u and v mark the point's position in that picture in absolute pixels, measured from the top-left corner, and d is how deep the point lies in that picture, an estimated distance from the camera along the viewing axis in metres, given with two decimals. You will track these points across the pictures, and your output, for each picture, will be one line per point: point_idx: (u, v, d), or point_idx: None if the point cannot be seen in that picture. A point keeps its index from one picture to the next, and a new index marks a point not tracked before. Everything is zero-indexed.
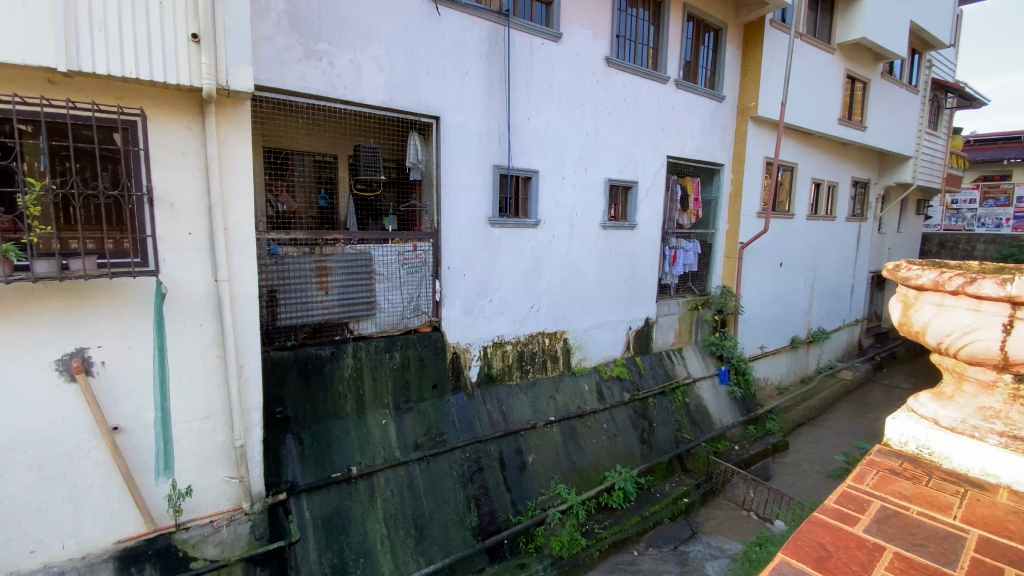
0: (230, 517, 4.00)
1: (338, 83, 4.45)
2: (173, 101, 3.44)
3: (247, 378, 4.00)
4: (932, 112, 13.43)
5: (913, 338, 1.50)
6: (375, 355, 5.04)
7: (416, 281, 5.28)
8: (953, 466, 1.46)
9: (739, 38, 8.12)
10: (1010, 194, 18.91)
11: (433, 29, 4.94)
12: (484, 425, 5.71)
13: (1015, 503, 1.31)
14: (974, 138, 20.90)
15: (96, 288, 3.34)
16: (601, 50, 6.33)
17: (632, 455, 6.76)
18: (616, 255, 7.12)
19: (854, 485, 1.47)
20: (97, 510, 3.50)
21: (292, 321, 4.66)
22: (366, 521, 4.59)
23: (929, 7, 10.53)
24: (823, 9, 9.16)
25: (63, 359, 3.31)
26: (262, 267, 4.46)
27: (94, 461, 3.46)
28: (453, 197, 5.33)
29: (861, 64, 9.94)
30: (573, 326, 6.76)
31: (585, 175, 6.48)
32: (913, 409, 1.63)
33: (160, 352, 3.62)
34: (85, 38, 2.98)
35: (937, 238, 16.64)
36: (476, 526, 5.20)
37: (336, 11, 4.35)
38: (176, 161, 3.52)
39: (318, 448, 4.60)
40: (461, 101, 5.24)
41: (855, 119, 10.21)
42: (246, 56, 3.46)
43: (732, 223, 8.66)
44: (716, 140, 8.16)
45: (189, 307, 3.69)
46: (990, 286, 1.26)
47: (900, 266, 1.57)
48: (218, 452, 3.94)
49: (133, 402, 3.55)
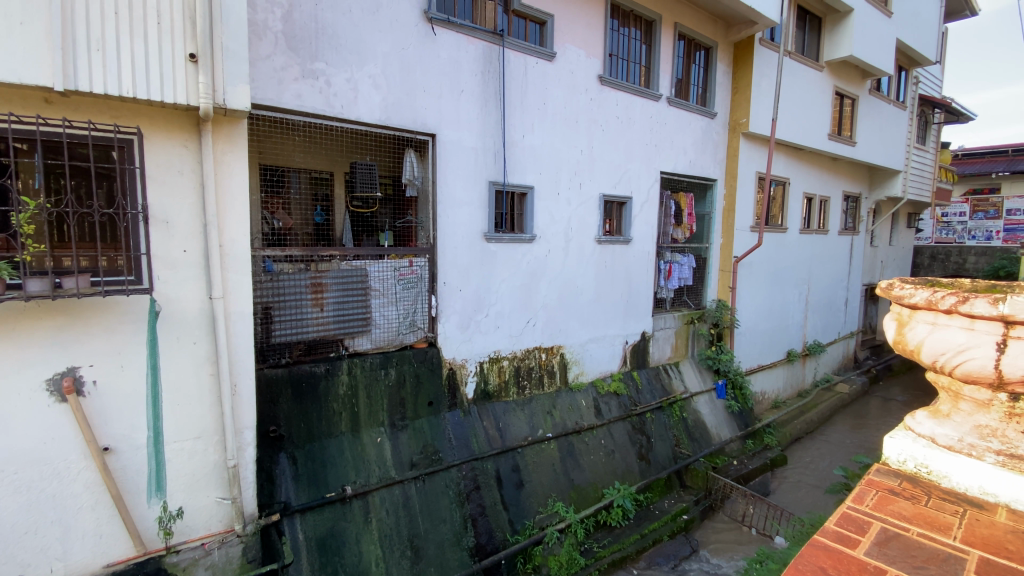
0: (222, 539, 3.92)
1: (335, 101, 4.50)
2: (171, 119, 3.46)
3: (241, 398, 3.96)
4: (921, 127, 13.69)
5: (909, 356, 1.51)
6: (370, 372, 5.00)
7: (411, 296, 5.27)
8: (951, 485, 1.45)
9: (729, 57, 8.29)
10: (1000, 207, 19.15)
11: (429, 49, 5.01)
12: (480, 443, 5.65)
13: (1014, 522, 1.30)
14: (962, 152, 21.18)
15: (90, 307, 3.32)
16: (594, 68, 6.44)
17: (631, 471, 6.69)
18: (612, 269, 7.13)
19: (854, 506, 1.46)
20: (85, 533, 3.42)
21: (286, 338, 4.63)
22: (360, 542, 4.50)
23: (913, 27, 10.80)
24: (811, 27, 9.36)
25: (54, 379, 3.27)
26: (257, 284, 4.43)
27: (84, 483, 3.40)
28: (448, 213, 5.35)
29: (849, 81, 10.13)
30: (569, 340, 6.74)
31: (580, 190, 6.53)
32: (910, 428, 1.62)
33: (154, 371, 3.59)
34: (82, 58, 3.00)
35: (929, 251, 16.87)
36: (473, 545, 5.11)
37: (332, 30, 4.41)
38: (173, 178, 3.53)
39: (312, 467, 4.52)
40: (457, 118, 5.29)
41: (845, 134, 10.38)
42: (244, 76, 3.51)
43: (726, 237, 8.74)
44: (708, 156, 8.26)
45: (183, 326, 3.66)
46: (983, 305, 1.27)
47: (894, 285, 1.59)
48: (210, 473, 3.87)
49: (125, 422, 3.50)
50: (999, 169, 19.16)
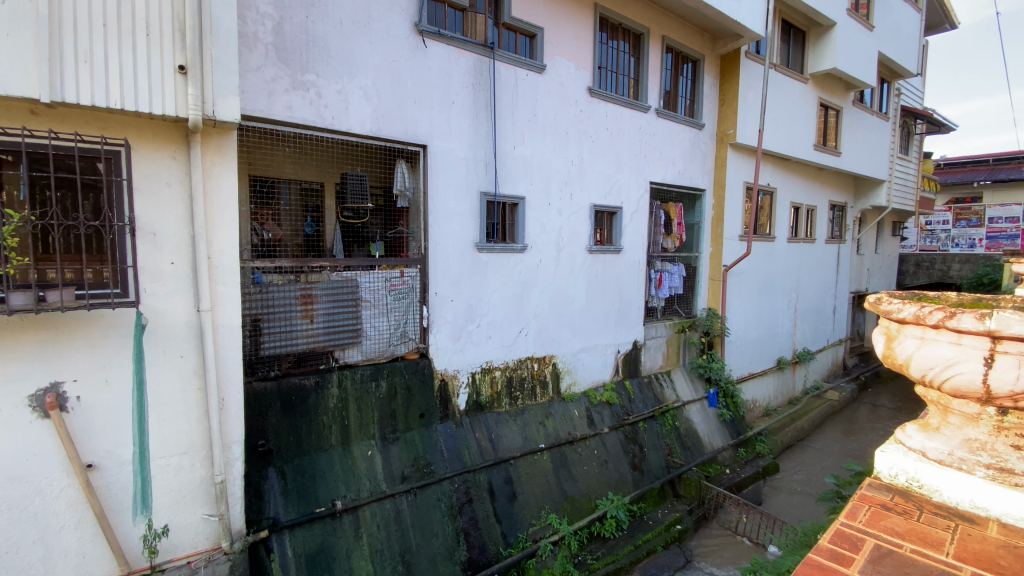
0: (209, 557, 3.83)
1: (326, 113, 4.49)
2: (159, 131, 3.43)
3: (229, 411, 3.89)
4: (904, 137, 13.97)
5: (899, 370, 1.52)
6: (361, 384, 4.94)
7: (403, 307, 5.24)
8: (942, 499, 1.46)
9: (715, 69, 8.43)
10: (982, 215, 19.57)
11: (420, 62, 5.03)
12: (473, 454, 5.60)
13: (1005, 537, 1.31)
14: (945, 162, 21.65)
15: (75, 321, 3.26)
16: (584, 80, 6.51)
17: (624, 482, 6.66)
18: (603, 278, 7.17)
19: (847, 522, 1.46)
20: (68, 552, 3.33)
21: (276, 351, 4.56)
22: (350, 557, 4.42)
23: (894, 40, 11.05)
24: (796, 40, 9.55)
25: (37, 395, 3.20)
26: (246, 295, 4.38)
27: (67, 501, 3.32)
28: (439, 224, 5.34)
29: (832, 93, 10.34)
30: (561, 349, 6.74)
31: (571, 201, 6.56)
32: (900, 441, 1.63)
33: (140, 385, 3.53)
34: (69, 71, 2.96)
35: (914, 259, 17.20)
36: (466, 559, 5.05)
37: (323, 43, 4.42)
38: (161, 190, 3.49)
39: (302, 482, 4.44)
40: (448, 130, 5.31)
41: (830, 145, 10.57)
42: (234, 88, 3.50)
43: (715, 246, 8.82)
44: (697, 166, 8.35)
45: (170, 339, 3.61)
46: (969, 320, 1.28)
47: (881, 299, 1.60)
48: (197, 488, 3.80)
49: (110, 437, 3.44)
50: (981, 177, 19.62)
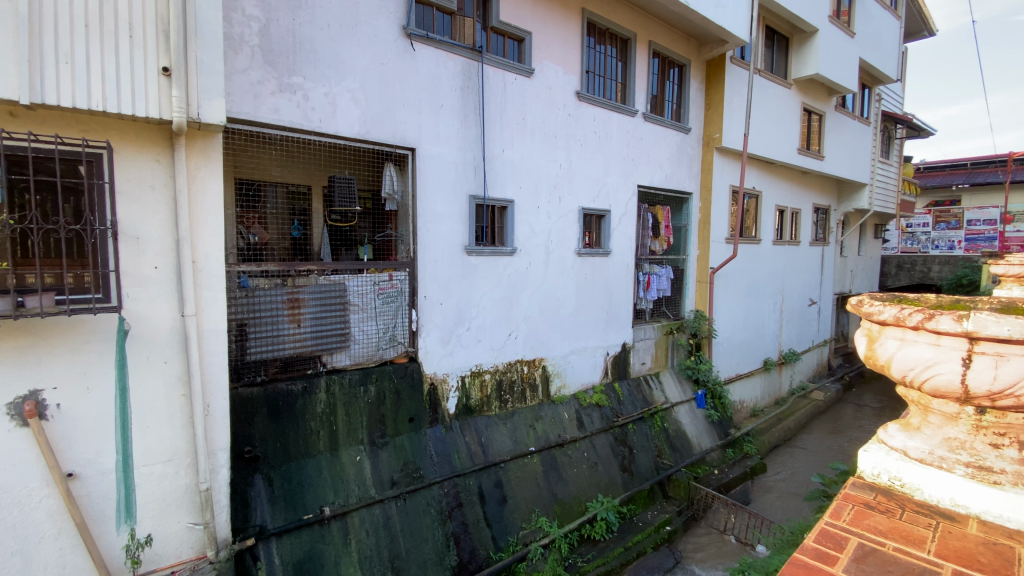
0: (193, 567, 3.78)
1: (313, 115, 4.47)
2: (142, 133, 3.39)
3: (214, 417, 3.84)
4: (885, 142, 14.29)
5: (880, 371, 1.55)
6: (349, 389, 4.90)
7: (391, 311, 5.22)
8: (924, 498, 1.49)
9: (701, 73, 8.53)
10: (961, 218, 20.04)
11: (408, 64, 5.03)
12: (462, 459, 5.58)
13: (985, 533, 1.34)
14: (925, 166, 22.12)
15: (55, 326, 3.19)
16: (572, 84, 6.55)
17: (613, 483, 6.68)
18: (592, 281, 7.20)
19: (831, 522, 1.49)
20: (48, 564, 3.25)
21: (262, 356, 4.50)
22: (339, 564, 4.37)
23: (874, 47, 11.29)
24: (779, 46, 9.71)
25: (16, 403, 3.12)
26: (231, 300, 4.31)
27: (47, 512, 3.24)
28: (428, 227, 5.33)
29: (815, 98, 10.53)
30: (551, 352, 6.76)
31: (560, 204, 6.59)
32: (883, 441, 1.66)
33: (122, 393, 3.46)
34: (50, 71, 2.91)
35: (896, 260, 17.54)
36: (456, 564, 5.03)
37: (310, 45, 4.40)
38: (144, 193, 3.44)
39: (289, 489, 4.39)
40: (436, 133, 5.30)
41: (813, 149, 10.76)
42: (219, 90, 3.45)
43: (702, 249, 8.93)
44: (684, 170, 8.44)
45: (154, 344, 3.55)
46: (948, 322, 1.31)
47: (863, 300, 1.63)
48: (181, 497, 3.74)
49: (91, 445, 3.37)
50: (959, 181, 20.12)
